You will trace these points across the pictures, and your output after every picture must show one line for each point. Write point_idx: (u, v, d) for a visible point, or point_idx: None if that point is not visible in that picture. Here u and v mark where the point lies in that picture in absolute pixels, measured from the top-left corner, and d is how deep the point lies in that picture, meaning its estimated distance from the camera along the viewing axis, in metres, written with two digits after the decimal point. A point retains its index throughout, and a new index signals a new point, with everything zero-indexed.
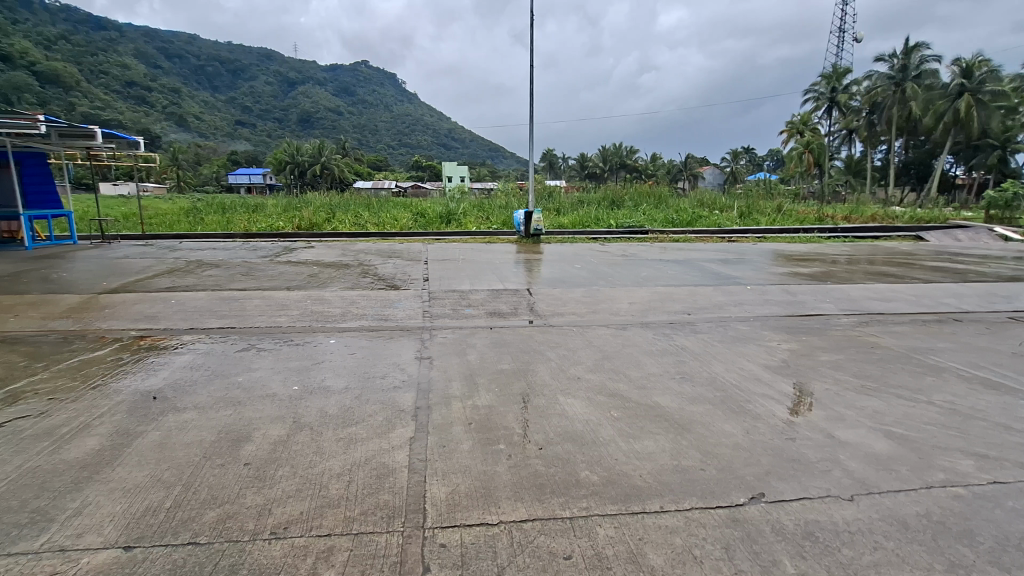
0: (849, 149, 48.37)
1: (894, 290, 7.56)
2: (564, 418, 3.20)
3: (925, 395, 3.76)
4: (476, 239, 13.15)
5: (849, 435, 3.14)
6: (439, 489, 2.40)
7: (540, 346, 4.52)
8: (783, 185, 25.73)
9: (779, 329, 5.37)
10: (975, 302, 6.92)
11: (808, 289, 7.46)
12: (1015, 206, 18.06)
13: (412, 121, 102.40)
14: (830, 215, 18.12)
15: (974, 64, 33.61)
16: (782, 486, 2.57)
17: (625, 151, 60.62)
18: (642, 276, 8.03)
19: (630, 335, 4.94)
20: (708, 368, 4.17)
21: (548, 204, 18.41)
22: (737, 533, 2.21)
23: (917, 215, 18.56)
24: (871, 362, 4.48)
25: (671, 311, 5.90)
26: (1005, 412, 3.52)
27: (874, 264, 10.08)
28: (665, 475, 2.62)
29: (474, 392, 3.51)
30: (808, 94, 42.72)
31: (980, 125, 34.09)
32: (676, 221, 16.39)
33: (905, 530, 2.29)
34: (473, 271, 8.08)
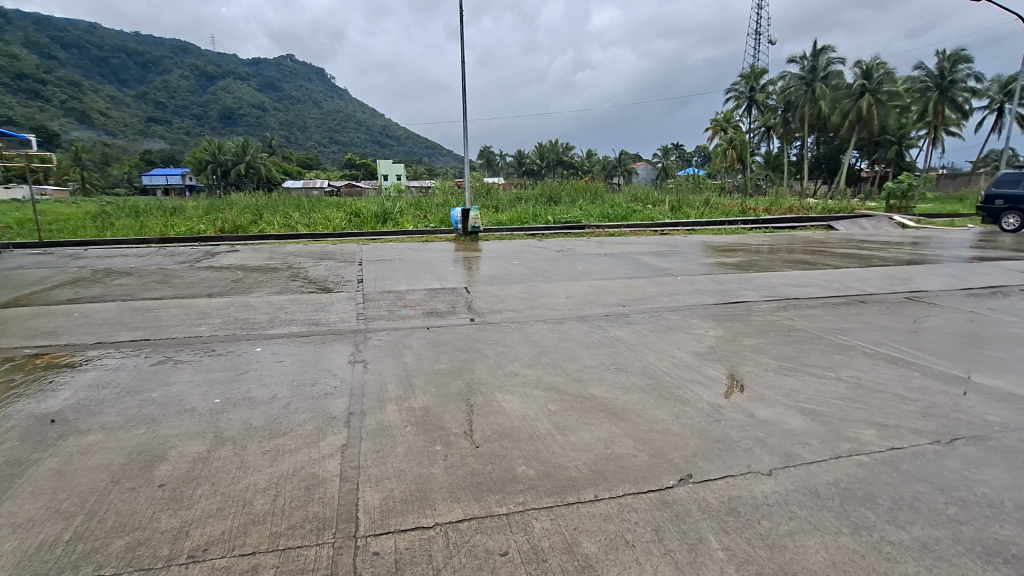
0: (768, 144, 51.59)
1: (808, 276, 8.13)
2: (501, 414, 3.21)
3: (834, 372, 4.09)
4: (413, 238, 12.93)
5: (768, 413, 3.35)
6: (373, 496, 2.34)
7: (477, 344, 4.52)
8: (709, 180, 27.10)
9: (706, 317, 5.64)
10: (877, 285, 7.57)
11: (732, 278, 7.89)
12: (910, 195, 19.90)
13: (345, 118, 99.28)
14: (752, 207, 19.25)
15: (874, 66, 36.60)
16: (708, 466, 2.71)
17: (561, 147, 61.80)
18: (578, 270, 8.21)
19: (566, 329, 5.02)
20: (640, 357, 4.31)
21: (486, 201, 18.41)
22: (666, 514, 2.30)
23: (828, 206, 20.05)
24: (788, 344, 4.80)
25: (606, 304, 6.06)
26: (902, 384, 3.87)
27: (791, 253, 10.80)
28: (599, 464, 2.68)
29: (411, 393, 3.46)
30: (730, 93, 45.08)
31: (880, 122, 37.19)
32: (611, 216, 16.85)
33: (817, 499, 2.47)
34: (410, 270, 7.96)
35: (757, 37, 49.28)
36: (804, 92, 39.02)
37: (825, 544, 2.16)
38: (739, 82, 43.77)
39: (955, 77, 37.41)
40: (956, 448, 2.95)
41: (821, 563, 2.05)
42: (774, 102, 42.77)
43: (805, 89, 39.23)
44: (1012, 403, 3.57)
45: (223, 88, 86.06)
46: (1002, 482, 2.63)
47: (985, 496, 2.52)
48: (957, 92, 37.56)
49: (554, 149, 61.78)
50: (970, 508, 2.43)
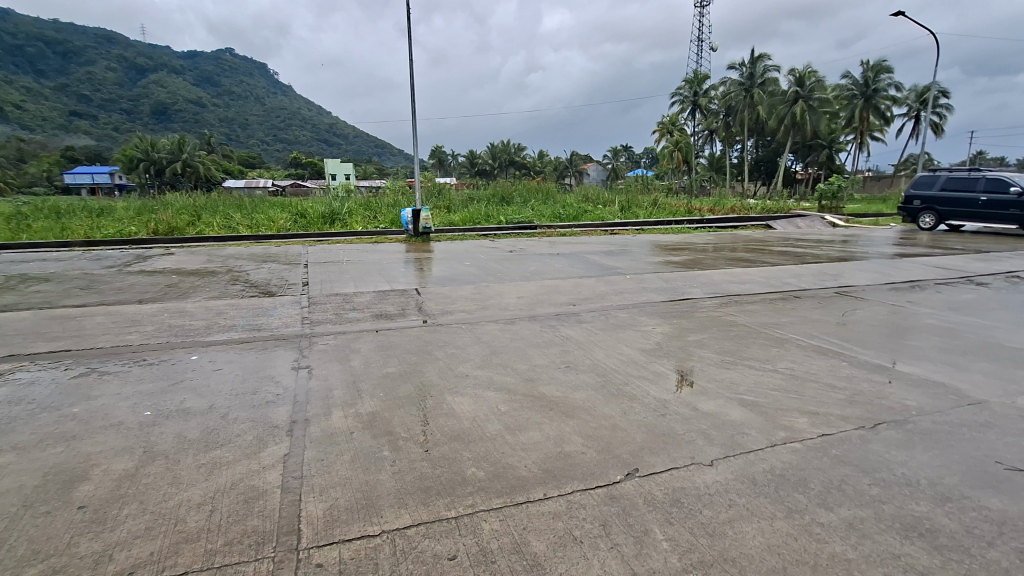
0: (711, 147, 53.69)
1: (748, 273, 8.51)
2: (452, 416, 3.19)
3: (771, 364, 4.30)
4: (362, 239, 12.65)
5: (710, 406, 3.48)
6: (316, 506, 2.26)
7: (428, 346, 4.47)
8: (656, 181, 27.96)
9: (654, 315, 5.80)
10: (810, 281, 8.02)
11: (678, 276, 8.16)
12: (840, 197, 21.21)
13: (290, 115, 95.93)
14: (697, 207, 19.99)
15: (806, 74, 38.75)
16: (654, 459, 2.78)
17: (513, 148, 62.14)
18: (530, 270, 8.27)
19: (517, 329, 5.05)
20: (590, 355, 4.38)
21: (438, 201, 18.26)
22: (613, 509, 2.35)
23: (767, 207, 21.05)
24: (729, 338, 5.01)
25: (557, 303, 6.13)
26: (832, 374, 4.12)
27: (732, 251, 11.29)
28: (549, 463, 2.71)
29: (358, 398, 3.38)
30: (675, 97, 46.63)
31: (812, 127, 39.42)
32: (563, 216, 17.07)
33: (754, 486, 2.58)
34: (359, 272, 7.79)
35: (699, 42, 51.18)
36: (744, 98, 40.87)
37: (761, 528, 2.27)
38: (683, 87, 45.31)
39: (877, 85, 39.93)
40: (879, 432, 3.16)
41: (758, 548, 2.15)
42: (716, 106, 44.55)
43: (744, 94, 41.08)
44: (928, 389, 3.87)
45: (156, 82, 81.28)
46: (918, 462, 2.84)
47: (905, 476, 2.71)
48: (880, 99, 40.04)
49: (506, 149, 61.95)
50: (891, 487, 2.61)
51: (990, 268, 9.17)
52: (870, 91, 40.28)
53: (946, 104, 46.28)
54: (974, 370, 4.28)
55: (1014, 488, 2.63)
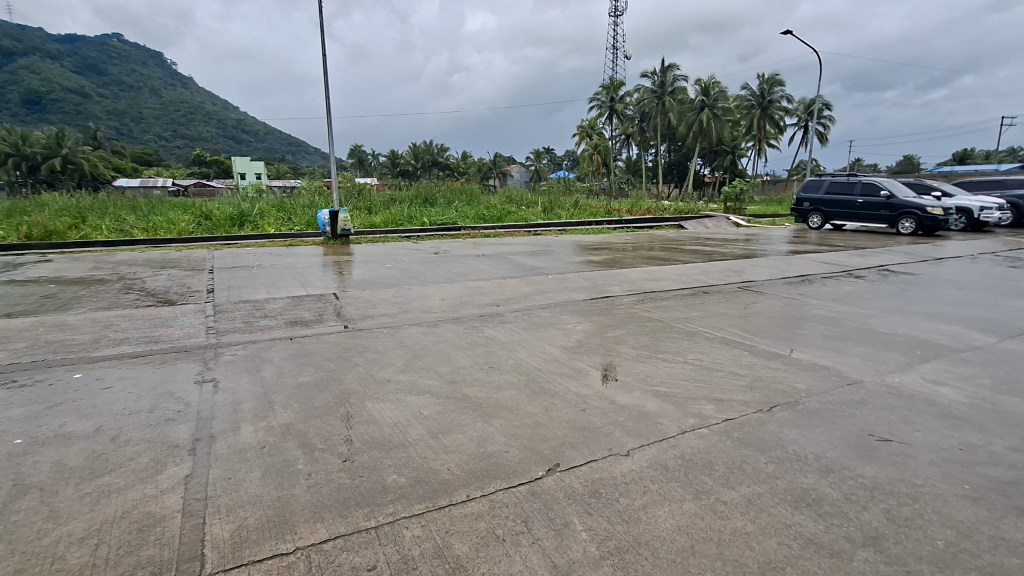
0: (627, 151, 56.10)
1: (662, 271, 8.99)
2: (373, 423, 3.11)
3: (683, 356, 4.57)
4: (275, 243, 11.98)
5: (627, 399, 3.64)
6: (222, 528, 2.12)
7: (348, 352, 4.32)
8: (578, 182, 28.80)
9: (575, 313, 5.98)
10: (717, 277, 8.61)
11: (597, 275, 8.46)
12: (743, 198, 22.94)
13: (192, 109, 88.88)
14: (615, 208, 20.84)
15: (711, 84, 41.53)
16: (574, 453, 2.87)
17: (436, 148, 61.52)
18: (454, 272, 8.23)
19: (441, 331, 5.00)
20: (513, 355, 4.44)
21: (357, 202, 17.70)
22: (535, 504, 2.39)
23: (679, 208, 22.41)
24: (645, 333, 5.28)
25: (481, 304, 6.15)
26: (735, 363, 4.45)
27: (648, 250, 11.88)
28: (472, 464, 2.71)
29: (270, 411, 3.19)
30: (593, 102, 48.28)
31: (717, 133, 42.30)
32: (487, 217, 17.14)
33: (666, 472, 2.74)
34: (272, 277, 7.39)
35: (613, 50, 53.34)
36: (656, 104, 43.13)
37: (672, 511, 2.41)
38: (600, 92, 47.00)
39: (771, 97, 43.66)
40: (775, 414, 3.46)
41: (668, 529, 2.28)
42: (631, 112, 46.60)
43: (656, 101, 43.39)
44: (816, 372, 4.29)
45: (27, 67, 72.21)
46: (807, 439, 3.15)
47: (795, 452, 2.99)
48: (774, 110, 43.77)
49: (429, 149, 61.16)
50: (784, 463, 2.87)
51: (866, 263, 10.31)
52: (767, 102, 43.75)
53: (829, 116, 51.40)
54: (852, 354, 4.81)
55: (883, 456, 2.98)
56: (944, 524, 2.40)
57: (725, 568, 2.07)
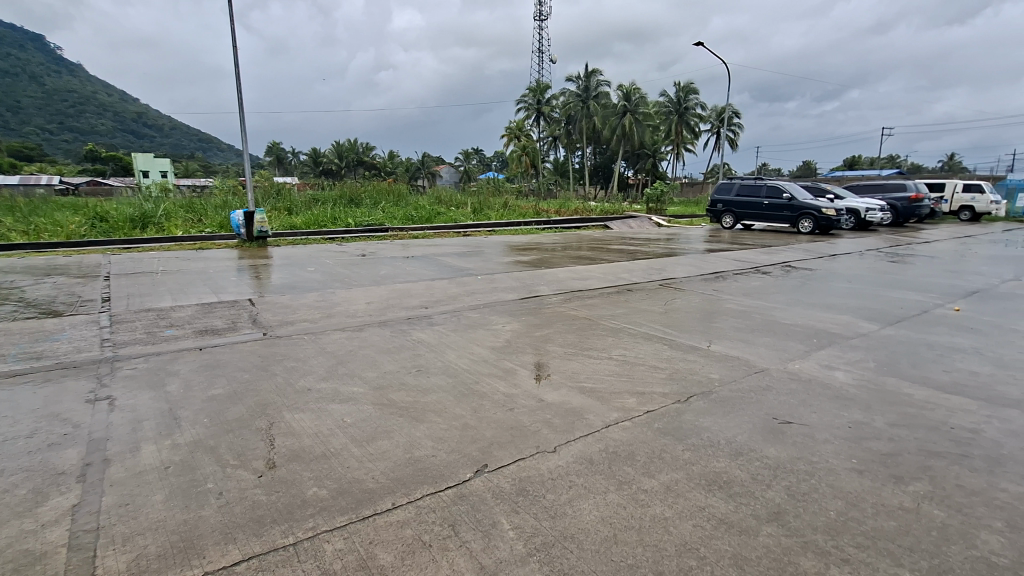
0: (555, 152, 57.26)
1: (588, 270, 9.25)
2: (292, 435, 2.96)
3: (608, 352, 4.73)
4: (182, 246, 11.13)
5: (554, 396, 3.71)
6: (117, 561, 1.94)
7: (265, 362, 4.09)
8: (507, 184, 29.03)
9: (504, 313, 6.02)
10: (639, 275, 8.98)
11: (526, 275, 8.57)
12: (663, 199, 24.14)
13: (83, 99, 80.46)
14: (543, 209, 21.22)
15: (632, 90, 43.33)
16: (502, 453, 2.89)
17: (361, 147, 59.74)
18: (381, 274, 8.03)
19: (366, 336, 4.87)
20: (442, 357, 4.39)
21: (276, 202, 16.80)
22: (462, 507, 2.39)
23: (605, 208, 23.18)
24: (572, 331, 5.41)
25: (410, 307, 6.04)
26: (656, 356, 4.67)
27: (575, 250, 12.19)
28: (398, 471, 2.65)
29: (176, 428, 2.96)
30: (520, 104, 48.88)
31: (639, 137, 44.21)
32: (415, 218, 16.86)
33: (591, 465, 2.82)
34: (179, 284, 6.85)
35: (539, 53, 54.27)
36: (581, 108, 44.34)
37: (596, 504, 2.48)
38: (527, 95, 47.57)
39: (687, 104, 46.23)
40: (691, 404, 3.67)
41: (593, 521, 2.35)
42: (557, 115, 47.56)
43: (581, 105, 44.62)
44: (728, 363, 4.59)
45: None
46: (719, 426, 3.36)
47: (709, 438, 3.18)
48: (690, 116, 46.45)
49: (354, 148, 59.21)
50: (699, 450, 3.04)
51: (771, 260, 11.18)
52: (682, 108, 46.34)
53: (738, 124, 55.33)
54: (760, 344, 5.19)
55: (785, 437, 3.24)
56: (836, 495, 2.65)
57: (646, 554, 2.16)
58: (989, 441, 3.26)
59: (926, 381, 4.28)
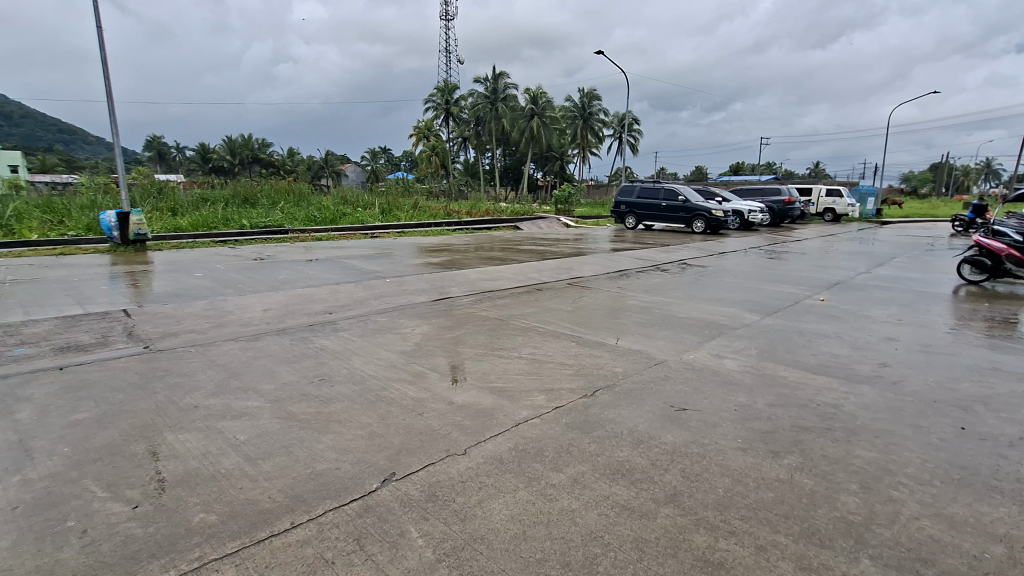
0: (465, 153, 57.25)
1: (499, 271, 9.32)
2: (175, 458, 2.69)
3: (518, 351, 4.81)
4: (39, 251, 9.75)
5: (464, 398, 3.70)
6: None
7: (142, 379, 3.68)
8: (417, 184, 28.49)
9: (414, 316, 5.90)
10: (549, 275, 9.20)
11: (437, 276, 8.46)
12: (570, 201, 25.00)
13: None
14: (454, 210, 21.12)
15: (538, 94, 44.39)
16: (410, 460, 2.82)
17: (257, 143, 55.79)
18: (280, 279, 7.56)
19: (263, 345, 4.55)
20: (347, 364, 4.21)
21: (157, 202, 15.23)
22: (368, 520, 2.30)
23: (516, 210, 23.57)
24: (484, 332, 5.43)
25: (312, 313, 5.74)
26: (564, 354, 4.81)
27: (486, 251, 12.26)
28: (298, 487, 2.50)
29: (28, 462, 2.57)
30: (429, 104, 48.23)
31: (547, 140, 45.38)
32: (318, 219, 16.06)
33: (501, 465, 2.84)
34: (34, 295, 5.99)
35: (446, 53, 53.96)
36: (490, 110, 44.64)
37: (506, 503, 2.50)
38: (434, 94, 46.86)
39: (591, 110, 48.25)
40: (597, 398, 3.82)
41: (502, 520, 2.36)
42: (466, 116, 47.47)
43: (490, 107, 44.93)
44: (630, 356, 4.84)
45: None
46: (622, 416, 3.53)
47: (613, 430, 3.33)
48: (594, 121, 48.53)
49: (249, 144, 55.16)
50: (604, 441, 3.17)
51: (669, 258, 11.96)
52: (586, 114, 48.30)
53: (637, 130, 58.70)
54: (659, 337, 5.54)
55: (681, 423, 3.48)
56: (724, 473, 2.89)
57: (553, 547, 2.21)
58: (847, 414, 3.72)
59: (798, 364, 4.79)
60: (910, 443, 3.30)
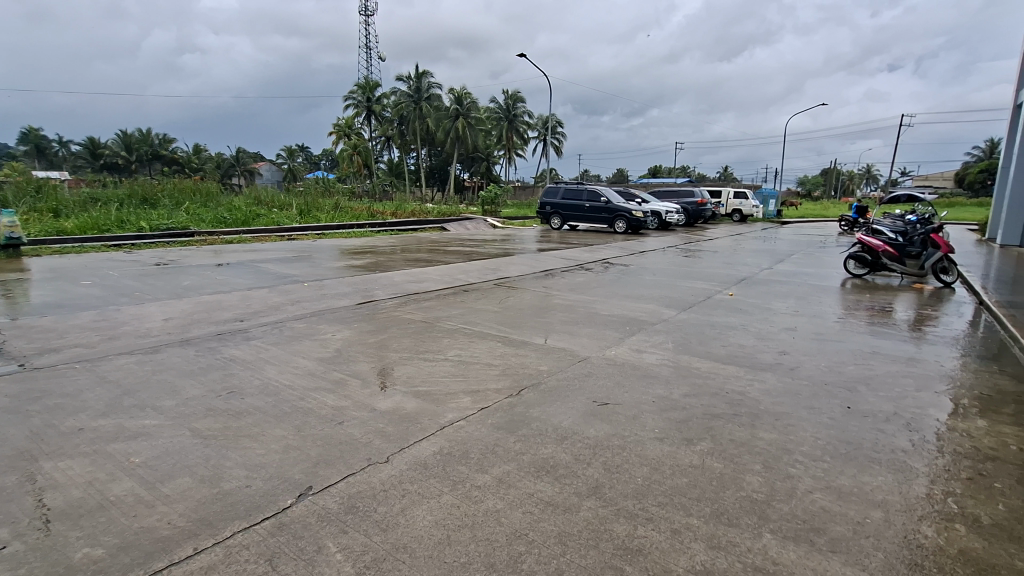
0: (389, 153, 55.96)
1: (425, 273, 9.18)
2: (54, 489, 2.40)
3: (444, 353, 4.76)
4: None
5: (388, 403, 3.60)
6: None
7: (14, 403, 3.25)
8: (339, 184, 27.47)
9: (334, 321, 5.67)
10: (475, 276, 9.19)
11: (360, 280, 8.18)
12: (497, 202, 25.14)
13: None
14: (378, 211, 20.59)
15: (463, 95, 44.24)
16: (328, 472, 2.70)
17: (157, 139, 51.22)
18: (184, 285, 6.99)
19: (164, 358, 4.18)
20: (259, 374, 3.97)
21: (35, 203, 13.58)
22: (282, 538, 2.18)
23: (443, 211, 23.38)
24: (408, 335, 5.32)
25: (221, 321, 5.35)
26: (490, 354, 4.82)
27: (412, 252, 12.04)
28: (203, 509, 2.32)
29: None
30: (349, 101, 46.59)
31: (472, 141, 45.33)
32: (228, 221, 15.03)
33: (425, 470, 2.79)
34: None
35: (367, 49, 52.42)
36: (414, 109, 43.89)
37: (430, 509, 2.45)
38: (355, 91, 45.29)
39: (516, 112, 48.85)
40: (522, 397, 3.86)
41: (426, 526, 2.32)
42: (389, 115, 46.36)
43: (413, 106, 44.17)
44: (555, 354, 4.94)
45: None
46: (548, 414, 3.59)
47: (538, 427, 3.38)
48: (519, 123, 49.14)
49: (147, 140, 50.53)
50: (529, 439, 3.21)
51: (592, 257, 12.35)
52: (511, 115, 48.78)
53: (561, 133, 60.10)
54: (582, 334, 5.70)
55: (603, 417, 3.59)
56: (642, 463, 3.01)
57: (478, 549, 2.20)
58: (752, 399, 4.02)
59: (710, 355, 5.12)
60: (805, 423, 3.62)
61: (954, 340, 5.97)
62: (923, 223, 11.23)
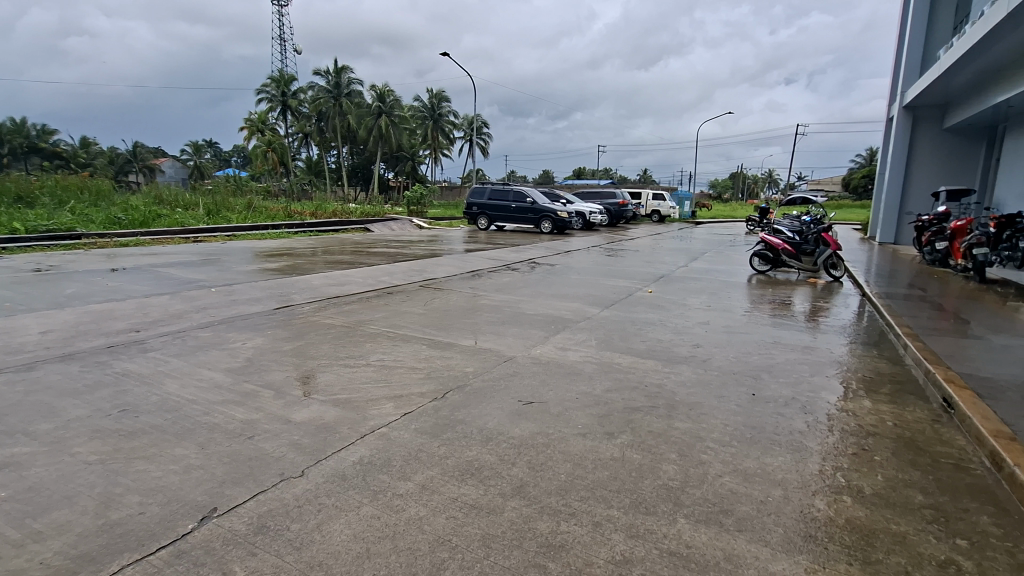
0: (307, 150, 53.52)
1: (347, 275, 8.84)
2: None
3: (366, 358, 4.61)
4: None
5: (305, 414, 3.41)
6: None
7: None
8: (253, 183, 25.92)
9: (246, 328, 5.32)
10: (400, 277, 8.98)
11: (275, 284, 7.73)
12: (422, 202, 24.75)
13: None
14: (296, 211, 19.62)
15: (385, 92, 43.16)
16: (235, 491, 2.51)
17: (34, 129, 45.60)
18: (68, 294, 6.27)
19: (41, 376, 3.71)
20: (158, 389, 3.63)
21: None
22: (180, 567, 2.00)
23: (366, 211, 22.71)
24: (328, 340, 5.09)
25: (112, 332, 4.84)
26: (415, 357, 4.72)
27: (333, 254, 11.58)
28: (85, 544, 2.08)
29: None
30: (263, 95, 44.03)
31: (396, 140, 44.34)
32: (123, 222, 13.69)
33: (344, 482, 2.67)
34: None
35: (281, 41, 49.77)
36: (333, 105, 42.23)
37: (349, 521, 2.35)
38: (269, 84, 42.79)
39: (440, 112, 48.24)
40: (447, 399, 3.81)
41: (344, 541, 2.22)
42: (307, 110, 44.31)
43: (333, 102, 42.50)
44: (481, 355, 4.93)
45: None
46: (473, 416, 3.56)
47: (463, 430, 3.34)
48: (444, 123, 48.70)
49: (21, 131, 44.76)
50: (453, 443, 3.16)
51: (518, 258, 12.50)
52: (436, 115, 48.24)
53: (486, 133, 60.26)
54: (508, 334, 5.73)
55: (528, 416, 3.62)
56: (566, 459, 3.06)
57: (399, 560, 2.14)
58: (668, 391, 4.21)
59: (630, 350, 5.32)
60: (714, 411, 3.85)
61: (842, 329, 6.60)
62: (816, 223, 12.36)
